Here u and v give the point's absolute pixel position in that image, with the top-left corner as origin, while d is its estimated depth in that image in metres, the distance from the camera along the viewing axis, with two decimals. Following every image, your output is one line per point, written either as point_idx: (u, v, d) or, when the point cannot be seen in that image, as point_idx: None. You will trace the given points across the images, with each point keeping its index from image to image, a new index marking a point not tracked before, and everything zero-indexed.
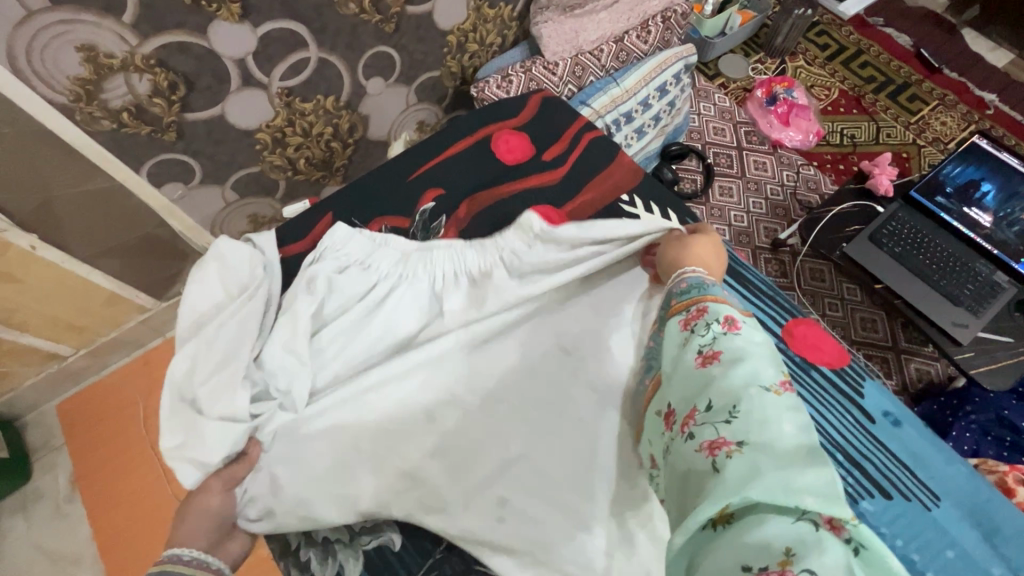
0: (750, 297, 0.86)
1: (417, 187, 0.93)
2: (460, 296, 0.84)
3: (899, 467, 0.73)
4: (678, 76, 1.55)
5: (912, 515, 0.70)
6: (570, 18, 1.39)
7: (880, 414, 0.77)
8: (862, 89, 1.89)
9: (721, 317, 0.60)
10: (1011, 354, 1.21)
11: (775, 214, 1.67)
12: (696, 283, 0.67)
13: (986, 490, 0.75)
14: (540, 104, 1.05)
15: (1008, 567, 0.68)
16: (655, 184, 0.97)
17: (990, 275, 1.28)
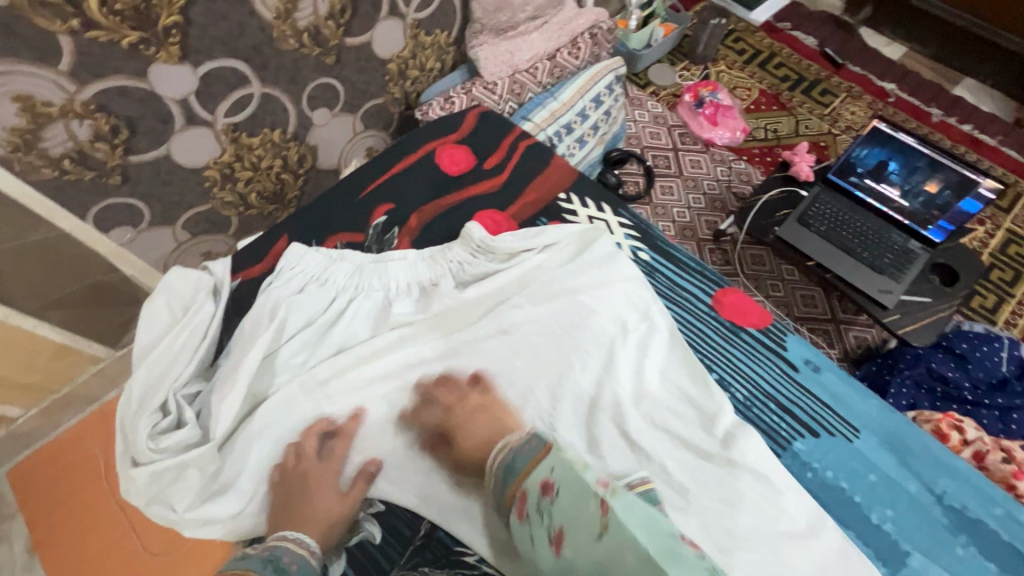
0: (678, 274, 0.92)
1: (367, 204, 0.96)
2: (410, 302, 0.87)
3: (822, 408, 0.80)
4: (610, 86, 1.65)
5: (837, 449, 0.77)
6: (503, 40, 1.52)
7: (803, 363, 0.84)
8: (779, 87, 2.06)
9: (536, 488, 0.60)
10: (929, 313, 1.35)
11: (713, 207, 1.78)
12: (506, 459, 0.66)
13: (902, 418, 0.81)
14: (478, 118, 1.10)
15: (923, 483, 0.75)
16: (591, 181, 1.03)
17: (904, 243, 1.41)
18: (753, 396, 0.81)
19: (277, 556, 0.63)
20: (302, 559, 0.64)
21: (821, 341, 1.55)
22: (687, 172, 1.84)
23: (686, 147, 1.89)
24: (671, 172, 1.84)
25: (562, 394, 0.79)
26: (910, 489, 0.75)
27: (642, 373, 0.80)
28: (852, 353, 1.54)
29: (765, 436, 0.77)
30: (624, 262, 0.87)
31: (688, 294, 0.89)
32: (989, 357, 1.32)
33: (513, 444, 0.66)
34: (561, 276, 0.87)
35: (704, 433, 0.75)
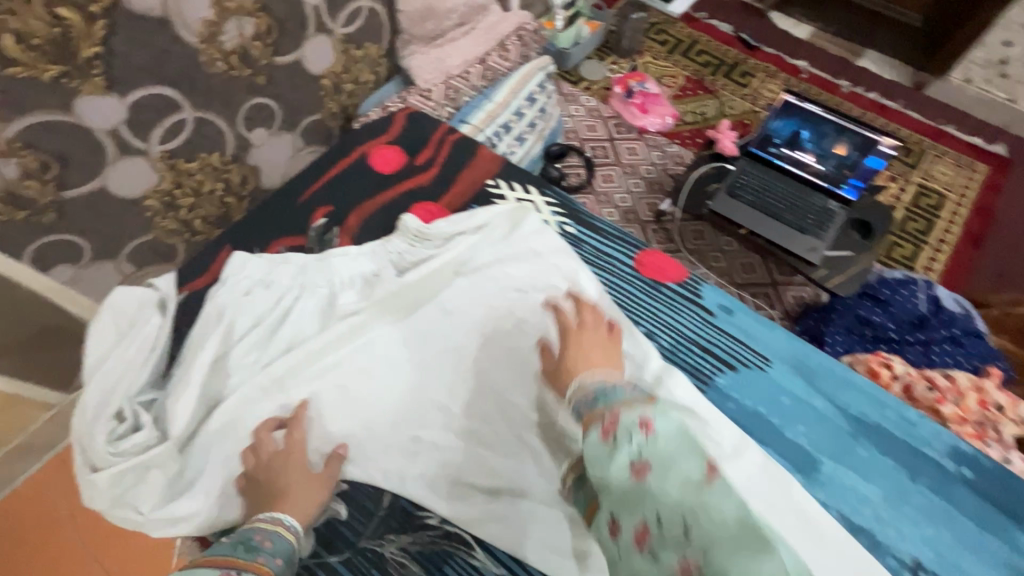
0: (602, 241, 0.97)
1: (306, 209, 1.00)
2: (353, 292, 0.90)
3: (738, 344, 0.87)
4: (541, 84, 1.74)
5: (754, 379, 0.84)
6: (433, 48, 1.59)
7: (717, 307, 0.91)
8: (701, 73, 2.18)
9: (634, 420, 0.56)
10: (850, 262, 1.48)
11: (652, 189, 1.88)
12: (601, 388, 0.62)
13: (807, 347, 0.90)
14: (407, 119, 1.14)
15: (830, 400, 0.83)
16: (517, 166, 1.07)
17: (824, 204, 1.52)
18: (677, 342, 0.87)
19: (248, 536, 0.65)
20: (277, 534, 0.66)
21: (763, 304, 1.65)
22: (625, 159, 1.93)
23: (622, 136, 1.98)
24: (610, 160, 1.92)
25: (505, 360, 0.84)
26: (818, 406, 0.82)
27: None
28: (792, 311, 1.64)
29: (689, 375, 0.83)
30: (551, 236, 0.95)
31: (612, 258, 0.95)
32: (909, 300, 1.45)
33: (613, 378, 0.63)
34: (494, 253, 0.93)
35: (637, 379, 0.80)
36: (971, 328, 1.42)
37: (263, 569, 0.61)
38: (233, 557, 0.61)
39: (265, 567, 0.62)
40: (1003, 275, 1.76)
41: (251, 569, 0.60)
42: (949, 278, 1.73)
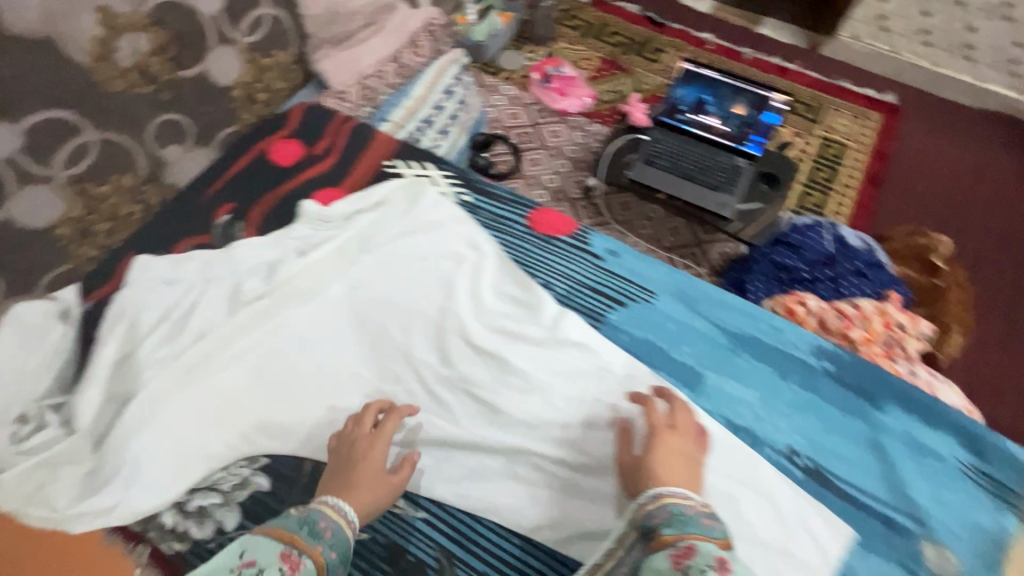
0: (495, 205, 1.02)
1: (209, 206, 1.03)
2: (257, 279, 0.93)
3: (625, 283, 0.93)
4: (457, 76, 1.78)
5: (641, 312, 0.90)
6: (344, 50, 1.59)
7: (604, 252, 0.97)
8: (615, 53, 2.26)
9: (711, 561, 0.59)
10: (760, 212, 1.58)
11: (578, 167, 1.94)
12: (678, 509, 0.65)
13: (689, 277, 0.96)
14: (304, 113, 1.15)
15: (711, 322, 0.90)
16: (412, 145, 1.10)
17: (732, 161, 1.61)
18: (572, 287, 0.92)
19: (313, 518, 0.68)
20: (340, 528, 0.69)
21: (689, 263, 1.75)
22: (549, 142, 1.99)
23: (545, 121, 2.03)
24: (535, 145, 1.97)
25: (411, 324, 0.89)
26: (699, 327, 0.89)
27: (478, 291, 0.92)
28: (718, 267, 1.74)
29: (584, 317, 0.89)
30: (447, 206, 1.00)
31: (505, 220, 0.99)
32: (817, 241, 1.55)
33: (694, 503, 0.66)
34: (393, 227, 0.98)
35: (535, 325, 0.88)
36: (873, 261, 1.52)
37: (319, 561, 0.65)
38: (296, 537, 0.66)
39: (322, 559, 0.65)
40: (906, 213, 1.88)
41: (308, 557, 0.65)
42: (857, 221, 1.84)
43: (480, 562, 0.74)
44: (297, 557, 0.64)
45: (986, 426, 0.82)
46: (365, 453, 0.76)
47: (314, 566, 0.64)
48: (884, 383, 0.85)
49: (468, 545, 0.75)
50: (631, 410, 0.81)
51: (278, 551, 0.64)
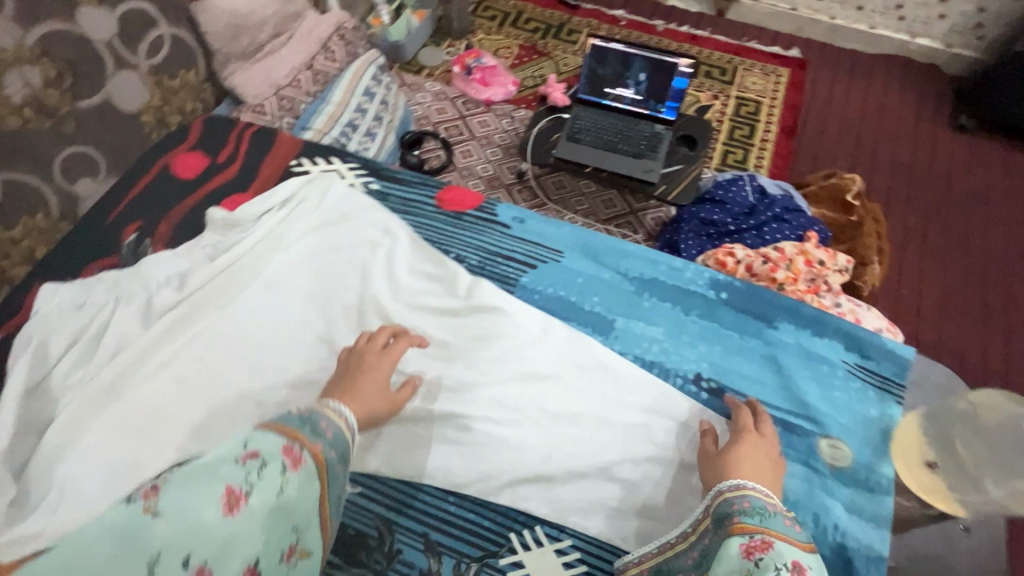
0: (403, 190, 1.04)
1: (117, 227, 1.01)
2: (171, 288, 0.91)
3: (533, 246, 0.97)
4: (377, 78, 1.70)
5: (552, 271, 0.94)
6: (254, 63, 1.55)
7: (511, 220, 1.00)
8: (533, 39, 2.30)
9: (786, 563, 0.58)
10: (686, 174, 1.65)
11: (510, 153, 1.96)
12: (761, 504, 0.64)
13: (593, 233, 1.01)
14: (204, 124, 1.15)
15: (615, 270, 0.95)
16: (315, 143, 1.12)
17: (652, 129, 1.68)
18: (481, 257, 0.96)
19: (315, 419, 0.69)
20: (339, 431, 0.70)
21: (629, 231, 1.80)
22: (478, 132, 2.01)
23: (472, 112, 2.05)
24: (465, 137, 1.99)
25: (333, 311, 0.91)
26: (606, 277, 0.94)
27: (393, 272, 0.94)
28: (654, 232, 1.81)
29: (496, 282, 0.93)
30: (356, 195, 1.02)
31: (415, 202, 1.02)
32: (738, 194, 1.63)
33: (777, 504, 0.65)
34: (304, 219, 0.99)
35: (451, 296, 0.91)
36: (791, 205, 1.61)
37: (318, 457, 0.65)
38: (299, 434, 0.66)
39: (320, 456, 0.66)
40: (819, 159, 1.99)
41: (308, 453, 0.65)
42: (777, 171, 1.94)
43: (420, 523, 0.75)
44: (299, 452, 0.64)
45: (869, 329, 0.89)
46: (375, 364, 0.78)
47: (314, 461, 0.65)
48: (775, 303, 0.90)
49: (405, 510, 0.76)
50: (555, 360, 0.85)
51: (282, 443, 0.63)
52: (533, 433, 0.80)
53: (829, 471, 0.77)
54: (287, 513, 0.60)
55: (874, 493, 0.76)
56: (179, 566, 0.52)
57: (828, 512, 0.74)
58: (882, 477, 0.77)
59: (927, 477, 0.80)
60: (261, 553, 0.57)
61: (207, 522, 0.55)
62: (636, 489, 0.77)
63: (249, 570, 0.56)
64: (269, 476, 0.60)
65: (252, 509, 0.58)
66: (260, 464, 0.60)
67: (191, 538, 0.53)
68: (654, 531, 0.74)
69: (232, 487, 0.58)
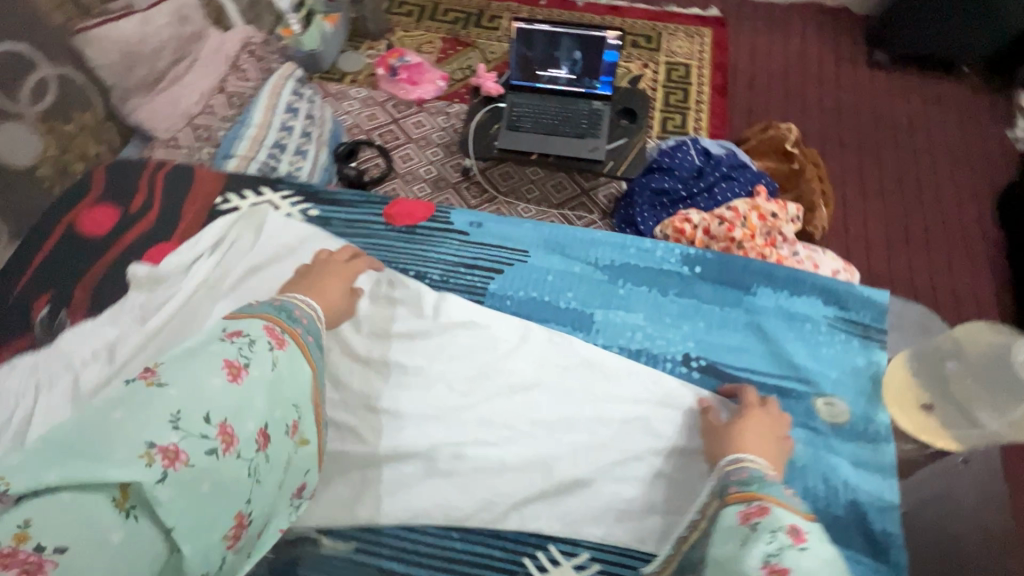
0: (347, 212, 0.98)
1: (27, 300, 0.90)
2: (99, 364, 0.81)
3: (496, 249, 0.93)
4: (297, 92, 1.59)
5: (521, 273, 0.91)
6: (158, 94, 1.42)
7: (469, 226, 0.96)
8: (455, 30, 2.21)
9: (783, 525, 0.53)
10: (631, 147, 1.63)
11: (450, 151, 1.90)
12: (758, 474, 0.61)
13: (556, 225, 0.97)
14: (108, 172, 1.04)
15: (585, 261, 0.92)
16: (239, 175, 1.04)
17: (591, 107, 1.66)
18: (444, 270, 0.91)
19: (287, 309, 0.72)
20: (313, 319, 0.74)
21: (585, 212, 1.78)
22: (414, 133, 1.93)
23: (404, 114, 1.97)
24: (402, 141, 1.91)
25: None
26: (577, 269, 0.91)
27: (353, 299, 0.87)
28: (608, 208, 1.79)
29: (465, 294, 0.88)
30: (296, 224, 0.95)
31: (362, 223, 0.96)
32: (685, 160, 1.63)
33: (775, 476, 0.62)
34: (243, 262, 0.91)
35: (419, 317, 0.85)
36: (736, 162, 1.63)
37: (298, 339, 0.70)
38: (277, 319, 0.70)
39: (300, 340, 0.71)
40: (754, 111, 2.02)
41: (288, 336, 0.69)
42: (716, 131, 1.96)
43: (426, 566, 0.70)
44: (281, 333, 0.68)
45: (843, 279, 0.88)
46: (337, 271, 0.82)
47: (296, 343, 0.69)
48: (749, 268, 0.89)
49: (407, 556, 0.71)
50: (538, 366, 0.81)
51: (264, 325, 0.68)
52: (531, 448, 0.76)
53: (829, 430, 0.76)
54: (282, 387, 0.66)
55: (875, 443, 0.75)
56: (200, 425, 0.58)
57: (835, 470, 0.73)
58: (880, 425, 0.77)
59: (923, 418, 0.84)
60: (268, 419, 0.63)
61: (211, 390, 0.59)
62: (644, 485, 0.74)
63: (260, 432, 0.62)
64: (259, 354, 0.65)
65: (251, 380, 0.63)
66: (249, 341, 0.65)
67: (201, 402, 0.58)
68: (668, 524, 0.71)
69: (229, 361, 0.63)
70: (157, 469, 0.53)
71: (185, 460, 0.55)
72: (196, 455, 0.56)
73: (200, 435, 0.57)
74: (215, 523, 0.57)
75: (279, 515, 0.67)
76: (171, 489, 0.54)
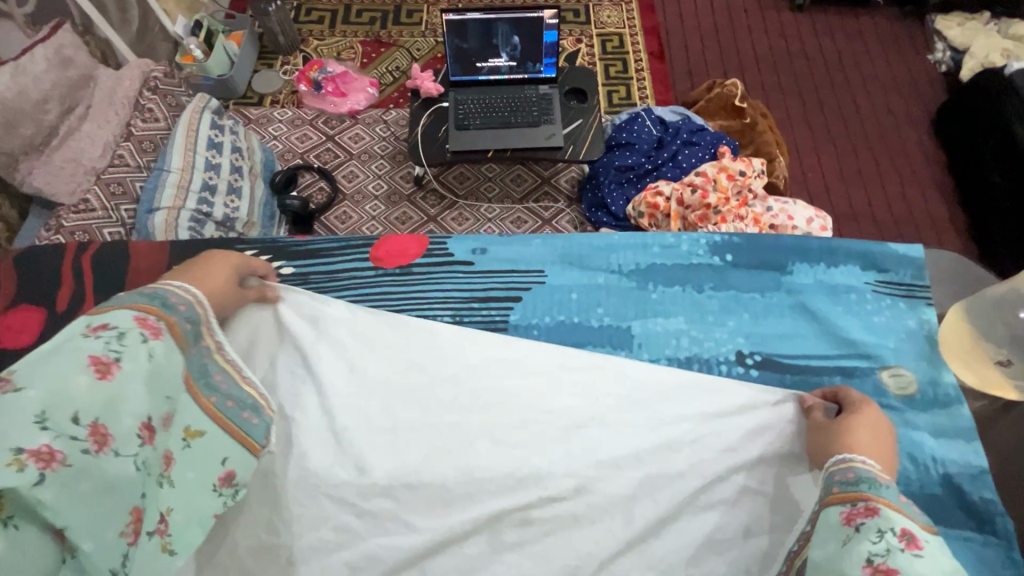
0: (329, 263, 0.85)
1: None
2: None
3: (508, 276, 0.83)
4: (218, 124, 1.41)
5: (542, 297, 0.82)
6: (53, 152, 1.21)
7: (471, 254, 0.86)
8: (374, 30, 2.04)
9: (895, 528, 0.49)
10: (588, 128, 1.57)
11: (397, 161, 1.77)
12: (869, 475, 0.55)
13: (565, 236, 0.89)
14: (18, 265, 0.87)
15: (608, 269, 0.84)
16: (187, 242, 0.91)
17: (538, 92, 1.59)
18: (454, 309, 0.81)
19: (162, 294, 0.61)
20: (192, 304, 0.63)
21: (551, 201, 1.71)
22: (354, 148, 1.79)
23: (339, 130, 1.82)
24: (342, 158, 1.77)
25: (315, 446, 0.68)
26: (600, 280, 0.83)
27: (359, 364, 0.74)
28: (573, 193, 1.73)
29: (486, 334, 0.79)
30: None
31: (346, 272, 0.84)
32: (643, 131, 1.59)
33: (886, 476, 0.56)
34: None
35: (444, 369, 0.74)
36: (694, 126, 1.60)
37: (176, 329, 0.59)
38: (148, 306, 0.58)
39: (177, 329, 0.59)
40: (694, 72, 2.01)
41: (164, 325, 0.58)
42: (662, 96, 1.93)
43: None
44: (155, 322, 0.57)
45: (873, 240, 0.84)
46: (222, 258, 0.72)
47: (173, 333, 0.58)
48: (781, 246, 0.83)
49: None
50: (597, 400, 0.71)
51: (133, 314, 0.56)
52: (604, 493, 0.66)
53: (902, 403, 0.72)
54: (163, 377, 0.55)
55: (949, 408, 0.71)
56: (69, 425, 0.47)
57: (921, 447, 0.69)
58: (948, 388, 0.73)
59: (996, 374, 0.77)
60: (151, 411, 0.53)
61: (74, 389, 0.48)
62: (735, 508, 0.66)
63: (143, 427, 0.52)
64: (133, 344, 0.54)
65: (126, 372, 0.52)
66: (117, 333, 0.53)
67: (68, 399, 0.47)
68: (772, 546, 0.64)
69: (94, 355, 0.51)
70: (31, 473, 0.44)
71: (64, 459, 0.46)
72: (73, 454, 0.46)
73: (69, 437, 0.47)
74: (113, 520, 0.48)
75: (201, 509, 0.59)
76: (55, 493, 0.45)
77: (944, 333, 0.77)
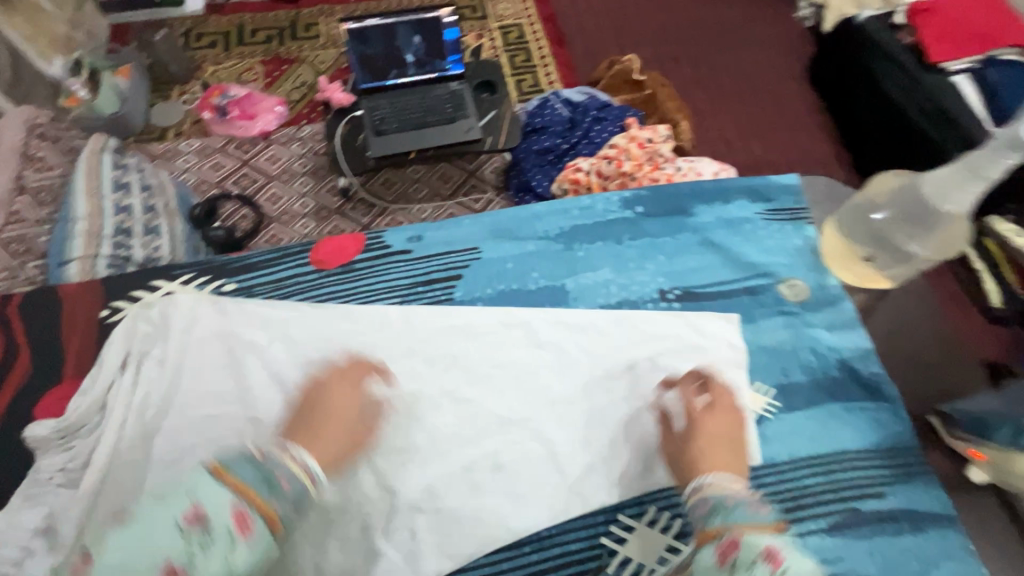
0: (267, 274, 0.83)
1: None
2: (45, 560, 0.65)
3: (444, 256, 0.85)
4: (121, 164, 1.36)
5: (480, 271, 0.84)
6: None
7: (407, 242, 0.87)
8: (272, 48, 2.00)
9: (759, 548, 0.54)
10: (503, 117, 1.63)
11: (320, 175, 1.75)
12: (719, 499, 0.60)
13: (492, 213, 0.92)
14: None
15: (536, 236, 0.88)
16: (122, 276, 0.82)
17: (450, 89, 1.63)
18: (399, 294, 0.82)
19: (272, 469, 0.58)
20: (301, 482, 0.59)
21: (479, 193, 1.76)
22: (273, 169, 1.76)
23: (254, 153, 1.78)
24: (262, 181, 1.73)
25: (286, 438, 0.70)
26: (530, 247, 0.87)
27: (314, 357, 0.75)
28: (499, 182, 1.79)
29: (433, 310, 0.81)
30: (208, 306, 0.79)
31: (286, 279, 0.82)
32: (554, 115, 1.68)
33: (738, 492, 0.61)
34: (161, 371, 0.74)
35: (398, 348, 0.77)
36: (600, 103, 1.70)
37: (274, 518, 0.56)
38: (252, 493, 0.55)
39: (275, 516, 0.56)
40: (594, 53, 2.11)
41: (261, 516, 0.55)
42: (568, 80, 2.02)
43: None
44: (250, 520, 0.54)
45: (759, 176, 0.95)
46: (339, 393, 0.69)
47: (266, 526, 0.55)
48: (683, 192, 0.92)
49: None
50: (544, 351, 0.77)
51: (234, 509, 0.54)
52: (565, 430, 0.72)
53: (799, 307, 0.83)
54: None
55: (836, 304, 0.83)
56: None
57: (817, 340, 0.80)
58: (834, 288, 0.84)
59: (861, 268, 0.85)
60: None
61: None
62: None
63: None
64: (217, 548, 0.52)
65: None
66: (205, 536, 0.52)
67: None
68: None
69: (171, 562, 0.51)
70: None
71: None
72: None
73: None
74: None
75: None
76: None
77: (826, 245, 0.88)
